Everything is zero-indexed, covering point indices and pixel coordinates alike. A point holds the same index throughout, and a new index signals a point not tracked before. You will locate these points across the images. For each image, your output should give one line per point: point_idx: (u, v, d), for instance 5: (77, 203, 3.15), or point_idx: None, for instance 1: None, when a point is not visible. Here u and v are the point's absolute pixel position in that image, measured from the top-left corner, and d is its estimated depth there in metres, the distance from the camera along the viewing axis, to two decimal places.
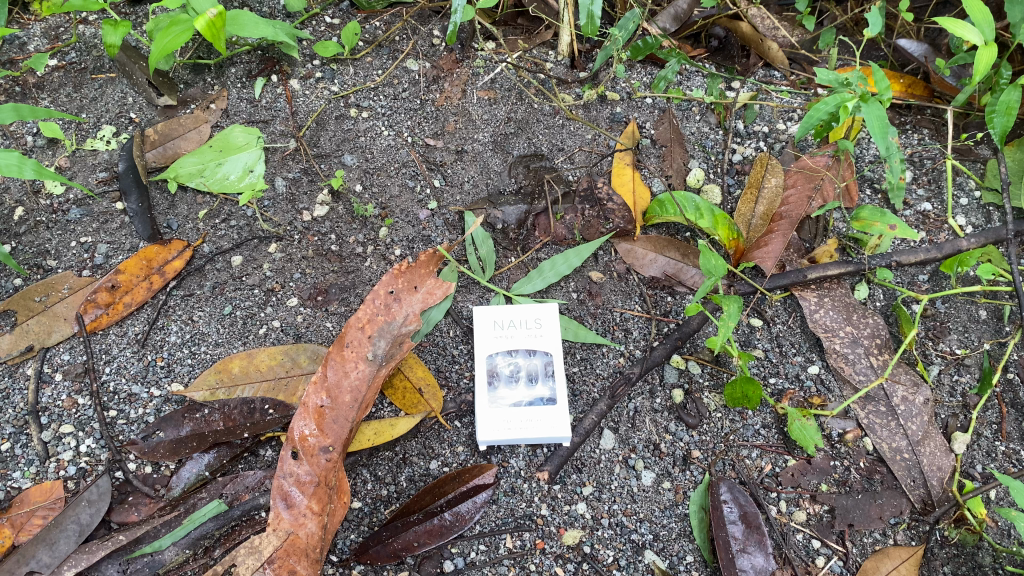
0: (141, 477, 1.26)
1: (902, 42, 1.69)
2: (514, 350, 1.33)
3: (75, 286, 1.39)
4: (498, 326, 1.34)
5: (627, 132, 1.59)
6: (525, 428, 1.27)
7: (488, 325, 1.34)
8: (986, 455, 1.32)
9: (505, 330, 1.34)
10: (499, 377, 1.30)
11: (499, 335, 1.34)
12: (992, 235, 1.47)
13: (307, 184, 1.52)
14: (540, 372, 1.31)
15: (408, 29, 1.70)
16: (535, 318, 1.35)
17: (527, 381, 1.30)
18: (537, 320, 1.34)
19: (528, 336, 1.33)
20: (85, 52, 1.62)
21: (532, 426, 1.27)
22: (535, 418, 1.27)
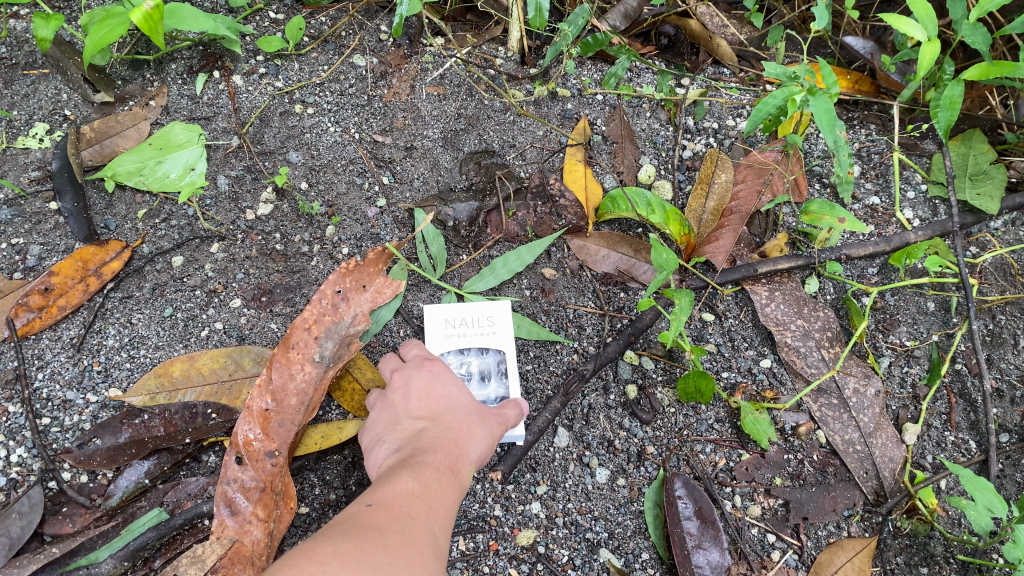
0: (76, 487, 1.21)
1: (849, 40, 1.70)
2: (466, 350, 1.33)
3: (5, 289, 1.33)
4: (448, 325, 1.34)
5: (578, 128, 1.58)
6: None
7: (438, 323, 1.34)
8: (936, 445, 1.34)
9: (457, 329, 1.34)
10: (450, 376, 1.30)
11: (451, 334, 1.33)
12: (939, 228, 1.48)
13: (250, 182, 1.48)
14: (493, 371, 1.32)
15: (354, 24, 1.67)
16: (488, 316, 1.34)
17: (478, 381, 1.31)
18: (489, 319, 1.34)
19: (480, 335, 1.33)
20: (16, 47, 1.56)
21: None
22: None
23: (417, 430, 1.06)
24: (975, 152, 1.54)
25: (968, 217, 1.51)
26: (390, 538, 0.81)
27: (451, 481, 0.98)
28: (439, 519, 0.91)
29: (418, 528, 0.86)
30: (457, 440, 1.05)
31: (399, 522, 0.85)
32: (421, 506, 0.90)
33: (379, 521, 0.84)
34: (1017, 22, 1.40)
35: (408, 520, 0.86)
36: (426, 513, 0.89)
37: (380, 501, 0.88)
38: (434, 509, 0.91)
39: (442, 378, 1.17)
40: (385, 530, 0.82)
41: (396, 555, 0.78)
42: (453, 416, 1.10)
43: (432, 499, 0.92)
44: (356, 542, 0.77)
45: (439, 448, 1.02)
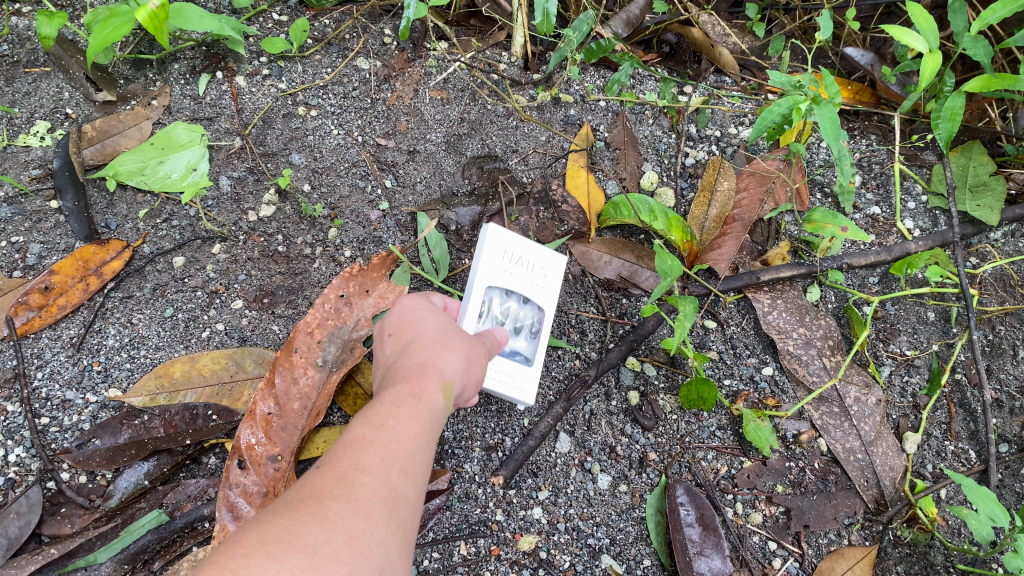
0: (75, 487, 1.20)
1: (849, 51, 1.70)
2: (512, 293, 1.22)
3: (4, 287, 1.32)
4: (507, 258, 1.20)
5: (581, 133, 1.57)
6: (499, 381, 1.19)
7: (500, 253, 1.19)
8: (936, 454, 1.34)
9: (512, 265, 1.21)
10: (490, 316, 1.19)
11: (506, 269, 1.20)
12: (940, 238, 1.50)
13: (252, 183, 1.48)
14: (527, 328, 1.25)
15: (358, 27, 1.67)
16: (541, 264, 1.25)
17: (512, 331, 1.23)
18: (542, 270, 1.25)
19: (531, 285, 1.24)
20: (18, 44, 1.55)
21: (505, 381, 1.20)
22: (509, 374, 1.20)
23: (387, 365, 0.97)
24: (974, 164, 1.55)
25: (968, 228, 1.52)
26: (327, 507, 0.72)
27: (416, 407, 0.87)
28: (400, 459, 0.81)
29: (373, 479, 0.77)
30: (425, 361, 0.95)
31: (343, 484, 0.76)
32: (376, 451, 0.80)
33: (319, 487, 0.75)
34: (1018, 35, 1.41)
35: (356, 474, 0.77)
36: (381, 459, 0.80)
37: (327, 463, 0.79)
38: (393, 449, 0.81)
39: (422, 310, 1.08)
40: (324, 495, 0.74)
41: (333, 528, 0.70)
42: (426, 339, 1.00)
43: (392, 438, 0.83)
44: (280, 525, 0.69)
45: (403, 375, 0.92)
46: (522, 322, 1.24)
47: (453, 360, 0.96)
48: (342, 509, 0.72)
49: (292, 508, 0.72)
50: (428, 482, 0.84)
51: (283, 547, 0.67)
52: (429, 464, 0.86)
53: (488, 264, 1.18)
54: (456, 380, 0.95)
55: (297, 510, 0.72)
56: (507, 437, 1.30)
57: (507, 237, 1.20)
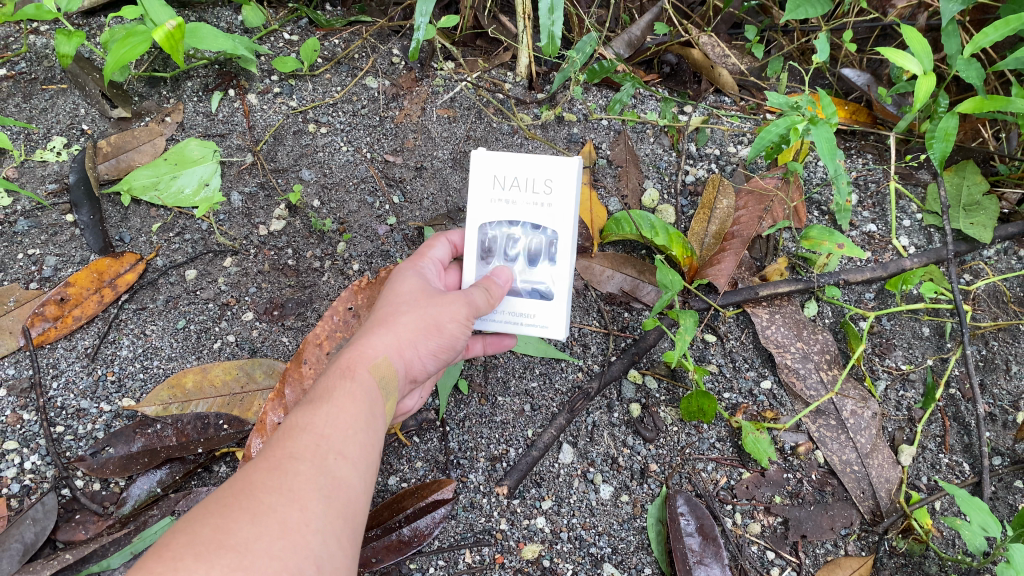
0: (89, 495, 1.23)
1: (846, 72, 1.76)
2: (516, 220, 1.20)
3: (21, 299, 1.35)
4: (497, 183, 1.19)
5: (584, 151, 1.62)
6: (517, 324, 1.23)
7: (488, 180, 1.20)
8: (931, 467, 1.37)
9: (505, 190, 1.19)
10: (495, 249, 1.22)
11: (496, 195, 1.20)
12: (933, 256, 1.52)
13: (263, 199, 1.51)
14: (544, 251, 1.20)
15: (367, 47, 1.72)
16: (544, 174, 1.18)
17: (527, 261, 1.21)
18: (546, 180, 1.17)
19: (533, 204, 1.18)
20: (35, 62, 1.61)
21: (524, 321, 1.23)
22: (528, 313, 1.22)
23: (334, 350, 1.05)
24: (968, 184, 1.59)
25: (962, 245, 1.55)
26: (260, 501, 0.80)
27: (347, 390, 0.96)
28: (334, 443, 0.89)
29: (305, 468, 0.85)
30: (366, 339, 1.02)
31: (277, 476, 0.84)
32: (310, 438, 0.89)
33: (254, 479, 0.83)
34: (1009, 58, 1.45)
35: (290, 465, 0.85)
36: (315, 448, 0.88)
37: (264, 454, 0.88)
38: (327, 435, 0.90)
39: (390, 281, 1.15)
40: (257, 488, 0.82)
41: (265, 522, 0.78)
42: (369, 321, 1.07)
43: (324, 425, 0.91)
44: (212, 524, 0.77)
45: (343, 358, 1.01)
46: (534, 247, 1.20)
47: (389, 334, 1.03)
48: (274, 502, 0.80)
49: (226, 504, 0.80)
50: (368, 457, 0.92)
51: (214, 547, 0.75)
52: (369, 439, 0.94)
53: (473, 197, 1.21)
54: (399, 356, 1.02)
55: (229, 508, 0.79)
56: (511, 447, 1.33)
57: (490, 160, 1.19)
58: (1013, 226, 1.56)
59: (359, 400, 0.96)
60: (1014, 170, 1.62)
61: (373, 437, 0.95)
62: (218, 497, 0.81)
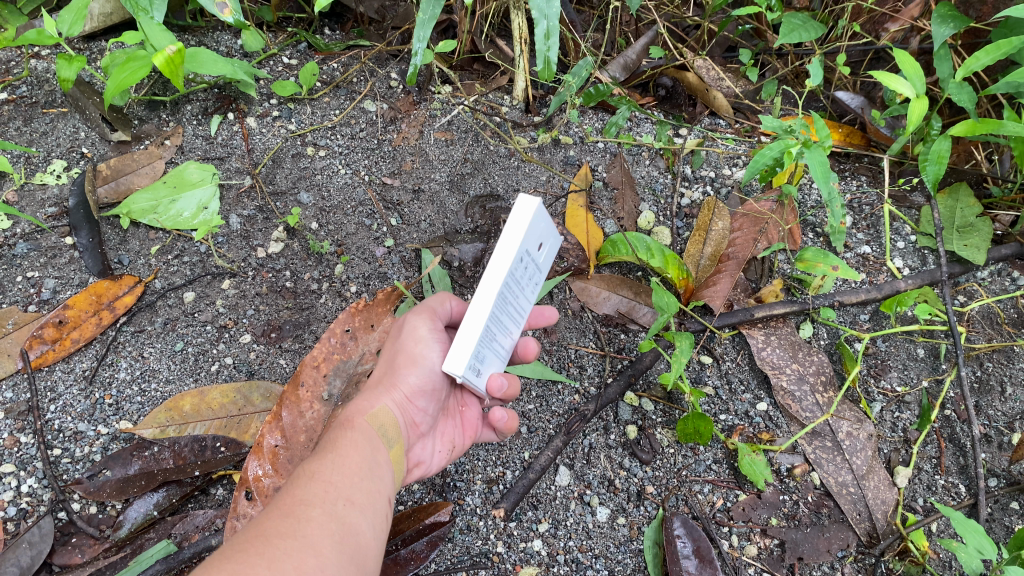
0: (85, 518, 1.22)
1: (840, 94, 1.79)
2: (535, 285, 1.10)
3: (20, 321, 1.36)
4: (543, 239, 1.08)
5: (580, 174, 1.62)
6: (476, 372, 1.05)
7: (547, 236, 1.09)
8: (926, 488, 1.37)
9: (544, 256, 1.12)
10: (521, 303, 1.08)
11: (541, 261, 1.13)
12: (928, 277, 1.54)
13: (261, 221, 1.53)
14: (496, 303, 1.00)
15: (365, 72, 1.75)
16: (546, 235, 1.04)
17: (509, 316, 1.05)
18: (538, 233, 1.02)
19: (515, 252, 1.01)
20: (36, 86, 1.63)
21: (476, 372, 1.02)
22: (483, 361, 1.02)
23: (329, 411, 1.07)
24: (961, 207, 1.60)
25: (956, 267, 1.57)
26: (273, 546, 0.80)
27: (348, 440, 0.98)
28: (341, 491, 0.91)
29: (316, 516, 0.86)
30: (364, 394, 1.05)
31: (289, 523, 0.84)
32: (317, 488, 0.90)
33: (266, 527, 0.83)
34: (1000, 82, 1.47)
35: (301, 513, 0.86)
36: (324, 495, 0.89)
37: (274, 505, 0.88)
38: (334, 482, 0.91)
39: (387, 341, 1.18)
40: (270, 535, 0.82)
41: (281, 567, 0.77)
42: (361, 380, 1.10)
43: (331, 475, 0.92)
44: (229, 570, 0.76)
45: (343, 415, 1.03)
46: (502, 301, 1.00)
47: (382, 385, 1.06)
48: (288, 547, 0.80)
49: (242, 551, 0.79)
50: (375, 505, 0.94)
51: None
52: (376, 487, 0.96)
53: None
54: (396, 406, 1.05)
55: (246, 554, 0.79)
56: (508, 470, 1.33)
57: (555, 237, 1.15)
58: (1006, 248, 1.58)
59: (360, 449, 0.98)
60: (1006, 193, 1.63)
61: (377, 484, 0.97)
62: (232, 546, 0.80)
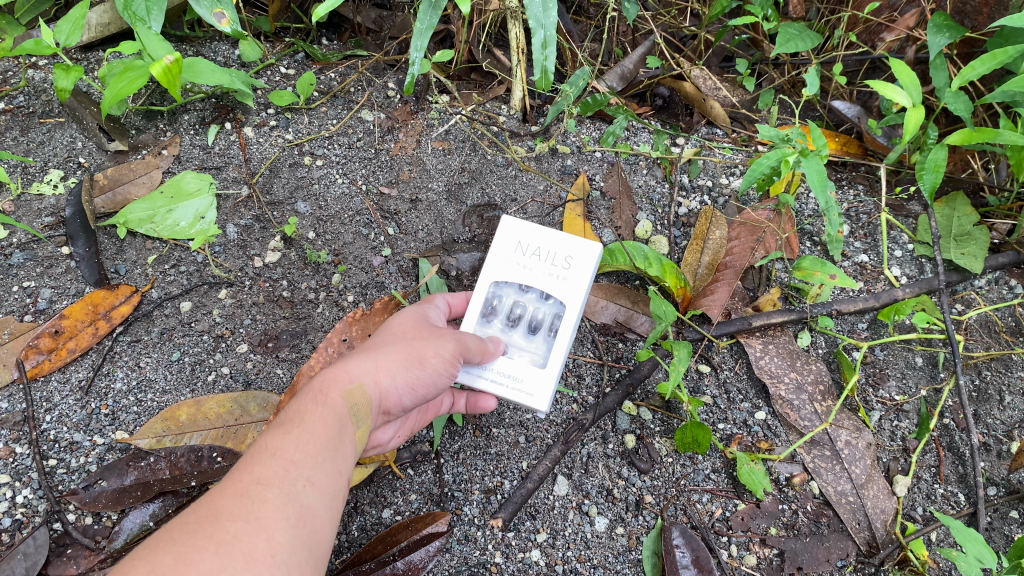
0: (81, 529, 1.21)
1: (837, 104, 1.78)
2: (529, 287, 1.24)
3: (15, 331, 1.35)
4: (521, 249, 1.25)
5: (577, 183, 1.63)
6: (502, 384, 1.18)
7: (512, 244, 1.26)
8: (926, 497, 1.36)
9: (527, 257, 1.24)
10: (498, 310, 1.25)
11: (523, 261, 1.25)
12: (926, 286, 1.54)
13: (258, 231, 1.53)
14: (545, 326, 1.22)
15: (363, 81, 1.76)
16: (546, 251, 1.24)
17: (526, 332, 1.22)
18: (567, 259, 1.23)
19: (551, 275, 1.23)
20: (33, 96, 1.64)
21: (513, 384, 1.18)
22: (517, 376, 1.18)
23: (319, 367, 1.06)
24: (958, 215, 1.60)
25: (953, 275, 1.57)
26: (223, 527, 0.81)
27: (319, 414, 0.96)
28: (302, 470, 0.90)
29: (272, 497, 0.86)
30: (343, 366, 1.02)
31: (243, 502, 0.84)
32: (278, 466, 0.89)
33: (220, 505, 0.84)
34: (996, 90, 1.47)
35: (258, 492, 0.86)
36: (284, 474, 0.89)
37: (231, 477, 0.88)
38: (296, 461, 0.91)
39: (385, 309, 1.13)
40: (223, 516, 0.83)
41: (230, 552, 0.79)
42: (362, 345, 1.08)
43: (293, 452, 0.91)
44: (174, 553, 0.77)
45: (317, 384, 1.00)
46: (538, 317, 1.23)
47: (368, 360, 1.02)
48: (237, 530, 0.81)
49: (191, 532, 0.80)
50: (334, 487, 0.93)
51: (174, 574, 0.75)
52: (338, 466, 0.95)
53: (497, 255, 1.26)
54: (377, 390, 1.01)
55: (195, 535, 0.80)
56: (506, 480, 1.33)
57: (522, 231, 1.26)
58: (1003, 256, 1.58)
59: (328, 426, 0.96)
60: (1003, 202, 1.63)
61: (339, 467, 0.96)
62: (183, 524, 0.81)
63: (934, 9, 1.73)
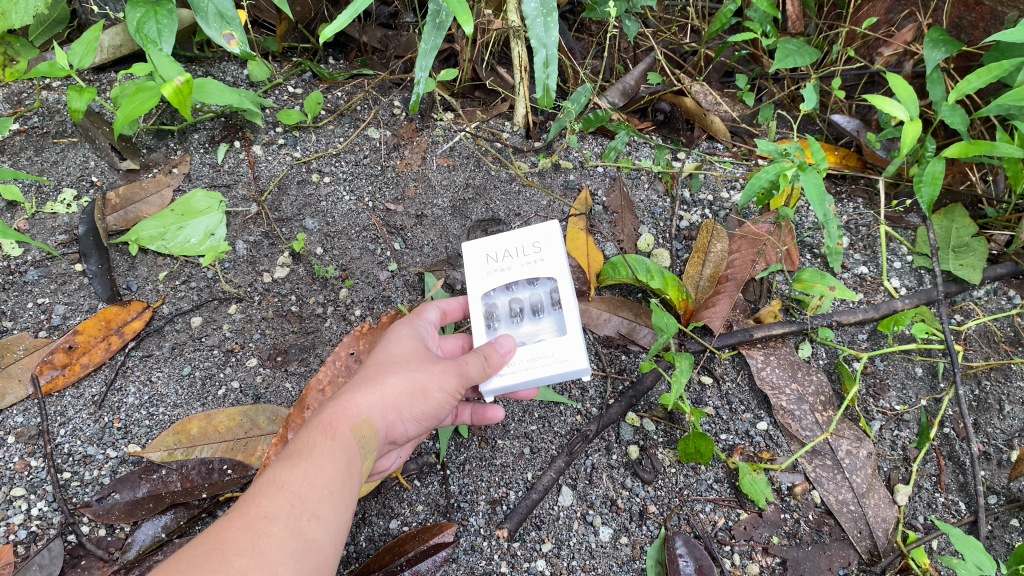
0: (95, 540, 1.22)
1: (836, 117, 1.80)
2: (514, 283, 1.25)
3: (30, 347, 1.38)
4: (491, 260, 1.26)
5: (580, 199, 1.65)
6: (536, 367, 1.16)
7: (482, 258, 1.27)
8: (927, 506, 1.37)
9: (499, 262, 1.25)
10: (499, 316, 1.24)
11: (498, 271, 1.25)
12: (925, 296, 1.57)
13: (267, 247, 1.56)
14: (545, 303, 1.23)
15: (369, 99, 1.80)
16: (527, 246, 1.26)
17: (532, 316, 1.23)
18: (535, 244, 1.25)
19: (527, 265, 1.24)
20: (47, 116, 1.69)
21: (545, 362, 1.16)
22: (546, 354, 1.16)
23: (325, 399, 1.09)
24: (956, 226, 1.62)
25: (951, 286, 1.59)
26: (229, 561, 0.83)
27: (328, 447, 0.99)
28: (309, 505, 0.92)
29: (277, 532, 0.88)
30: (348, 399, 1.05)
31: (250, 536, 0.86)
32: (284, 499, 0.91)
33: (227, 537, 0.86)
34: (993, 104, 1.50)
35: (264, 528, 0.87)
36: (290, 508, 0.90)
37: (238, 509, 0.90)
38: (302, 495, 0.92)
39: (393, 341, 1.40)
40: (230, 549, 0.84)
41: None
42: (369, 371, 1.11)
43: (302, 487, 0.93)
44: None
45: (324, 416, 1.03)
46: (535, 300, 1.24)
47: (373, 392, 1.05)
48: (242, 565, 0.83)
49: (198, 566, 0.82)
50: (340, 520, 0.95)
51: None
52: (343, 501, 0.97)
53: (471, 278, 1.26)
54: (383, 421, 1.05)
55: (201, 568, 0.82)
56: (511, 490, 1.34)
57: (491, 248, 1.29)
58: (1001, 267, 1.60)
59: (336, 458, 0.98)
60: (1002, 213, 1.66)
61: (347, 497, 0.98)
62: (191, 556, 0.84)
63: (931, 23, 1.77)
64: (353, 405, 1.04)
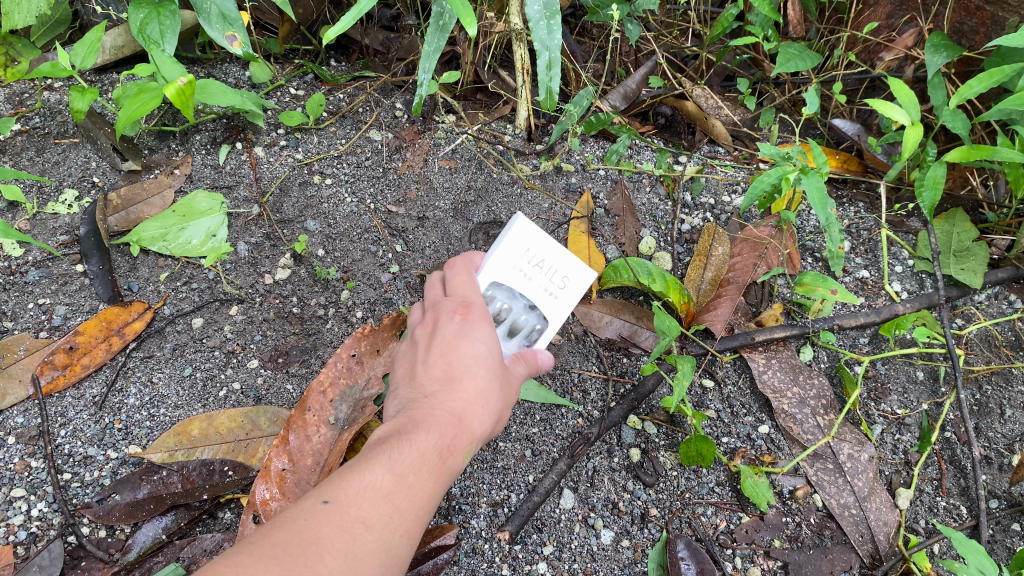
0: (95, 541, 1.22)
1: (837, 122, 1.81)
2: (520, 296, 1.22)
3: (30, 347, 1.38)
4: (528, 256, 1.23)
5: (582, 201, 1.66)
6: None
7: (521, 249, 1.23)
8: (928, 510, 1.37)
9: (530, 265, 1.22)
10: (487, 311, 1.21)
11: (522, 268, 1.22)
12: (925, 300, 1.57)
13: (269, 248, 1.56)
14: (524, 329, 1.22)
15: (371, 101, 1.81)
16: (568, 275, 1.22)
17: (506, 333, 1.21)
18: (564, 278, 1.22)
19: (542, 287, 1.22)
20: (49, 117, 1.69)
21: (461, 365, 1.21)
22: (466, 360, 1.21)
23: (426, 393, 0.95)
24: (957, 231, 1.63)
25: (953, 290, 1.59)
26: (322, 561, 0.73)
27: (437, 468, 0.87)
28: (405, 520, 0.82)
29: (371, 543, 0.78)
30: (464, 414, 0.93)
31: (348, 538, 0.76)
32: (385, 508, 0.80)
33: (324, 533, 0.76)
34: (994, 108, 1.50)
35: (360, 533, 0.77)
36: (386, 519, 0.80)
37: (339, 499, 0.79)
38: (402, 510, 0.82)
39: (470, 278, 1.10)
40: (324, 545, 0.75)
41: None
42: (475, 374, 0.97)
43: (403, 501, 0.82)
44: None
45: (440, 426, 0.90)
46: (521, 324, 1.22)
47: (484, 419, 0.95)
48: (335, 571, 0.73)
49: (292, 554, 0.73)
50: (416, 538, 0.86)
51: None
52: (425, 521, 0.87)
53: (503, 258, 1.22)
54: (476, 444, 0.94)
55: (292, 566, 0.72)
56: (513, 493, 1.34)
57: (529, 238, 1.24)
58: (1002, 271, 1.61)
59: (438, 478, 0.87)
60: (1002, 218, 1.65)
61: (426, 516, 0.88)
62: (284, 544, 0.74)
63: (932, 28, 1.78)
64: (468, 433, 0.92)
